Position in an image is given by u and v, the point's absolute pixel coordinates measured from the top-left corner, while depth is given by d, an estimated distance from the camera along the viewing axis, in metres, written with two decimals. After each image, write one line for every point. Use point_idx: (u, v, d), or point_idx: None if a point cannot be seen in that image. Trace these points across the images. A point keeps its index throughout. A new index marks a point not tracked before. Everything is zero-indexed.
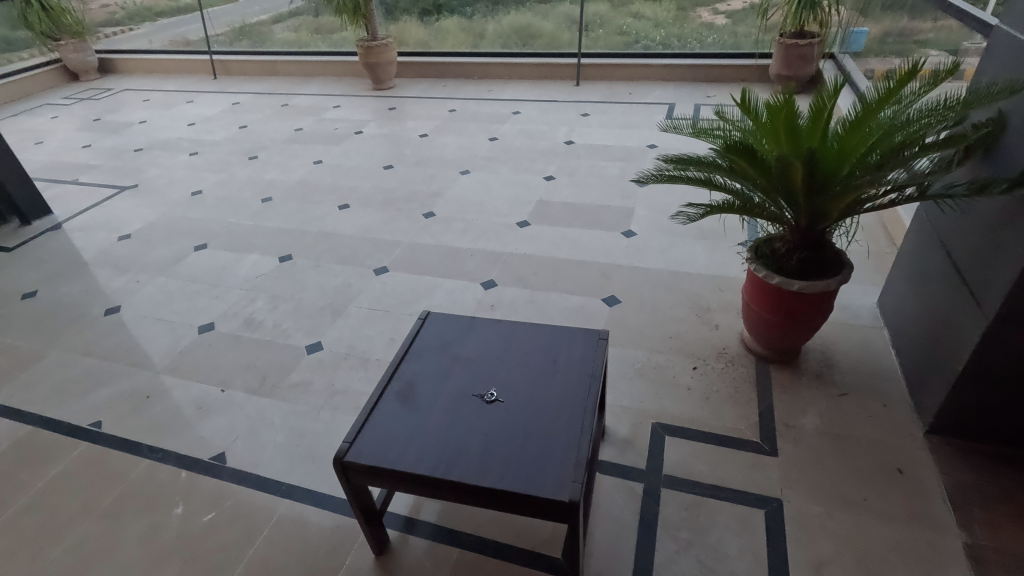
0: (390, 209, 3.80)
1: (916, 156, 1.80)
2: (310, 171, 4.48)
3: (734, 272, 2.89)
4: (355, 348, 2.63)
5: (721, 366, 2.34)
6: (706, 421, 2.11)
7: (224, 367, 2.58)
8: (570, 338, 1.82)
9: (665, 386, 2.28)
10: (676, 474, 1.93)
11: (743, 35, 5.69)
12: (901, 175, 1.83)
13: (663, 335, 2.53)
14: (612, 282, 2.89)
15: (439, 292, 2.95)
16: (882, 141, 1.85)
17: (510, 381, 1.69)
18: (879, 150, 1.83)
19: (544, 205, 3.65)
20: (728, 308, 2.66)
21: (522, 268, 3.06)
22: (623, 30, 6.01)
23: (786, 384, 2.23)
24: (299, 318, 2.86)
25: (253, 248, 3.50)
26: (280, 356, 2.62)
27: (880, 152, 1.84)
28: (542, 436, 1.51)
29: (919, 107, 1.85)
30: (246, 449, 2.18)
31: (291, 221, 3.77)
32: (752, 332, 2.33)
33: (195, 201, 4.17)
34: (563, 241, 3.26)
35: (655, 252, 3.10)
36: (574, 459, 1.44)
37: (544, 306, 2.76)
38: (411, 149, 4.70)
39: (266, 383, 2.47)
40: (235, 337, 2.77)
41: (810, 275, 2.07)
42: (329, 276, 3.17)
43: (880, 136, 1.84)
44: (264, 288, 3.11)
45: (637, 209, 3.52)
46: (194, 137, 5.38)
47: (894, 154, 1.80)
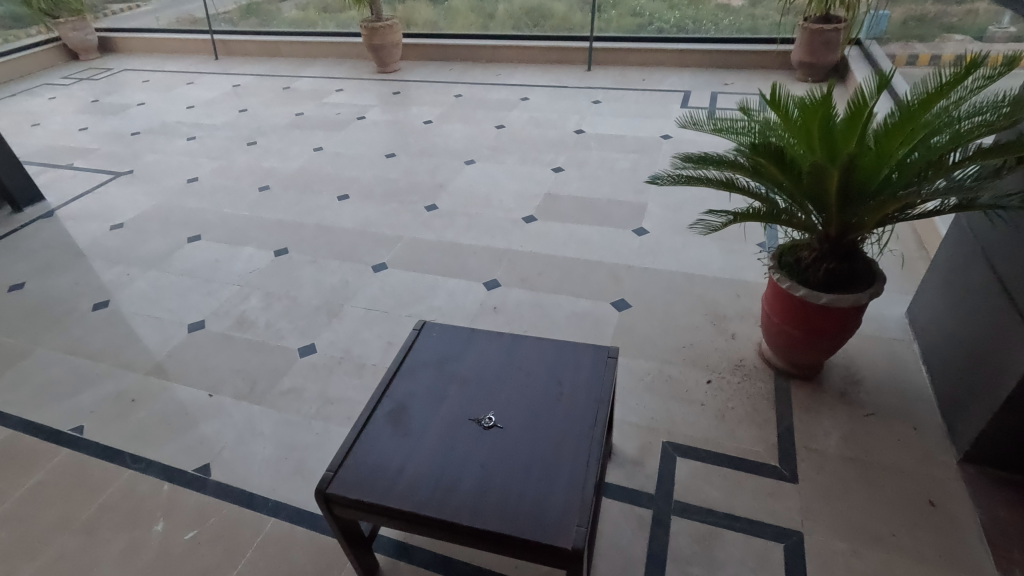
0: (391, 202, 3.65)
1: (964, 160, 1.63)
2: (311, 159, 4.33)
3: (753, 276, 2.72)
4: (351, 352, 2.50)
5: (738, 380, 2.19)
6: (721, 441, 1.97)
7: (213, 371, 2.47)
8: (577, 356, 1.68)
9: (677, 401, 2.13)
10: (687, 501, 1.80)
11: (761, 17, 5.43)
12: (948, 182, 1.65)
13: (675, 345, 2.38)
14: (622, 285, 2.74)
15: (440, 293, 2.81)
16: (926, 143, 1.67)
17: (512, 401, 1.56)
18: (921, 153, 1.67)
19: (552, 199, 3.49)
20: (745, 315, 2.50)
21: (527, 267, 2.91)
22: (637, 11, 5.75)
23: (807, 402, 2.08)
24: (293, 317, 2.73)
25: (249, 241, 3.37)
26: (272, 359, 2.50)
27: (925, 156, 1.66)
28: (544, 468, 1.39)
29: (971, 106, 1.65)
30: (232, 462, 2.06)
31: (289, 213, 3.63)
32: (771, 343, 2.18)
33: (192, 189, 4.03)
34: (571, 239, 3.10)
35: (668, 252, 2.94)
36: (579, 497, 1.31)
37: (551, 311, 2.62)
38: (416, 137, 4.53)
39: (256, 388, 2.36)
40: (225, 337, 2.65)
41: (838, 287, 1.91)
42: (325, 273, 3.03)
43: (922, 136, 1.67)
44: (258, 285, 2.98)
45: (650, 205, 3.35)
46: (194, 121, 5.23)
47: (941, 158, 1.62)
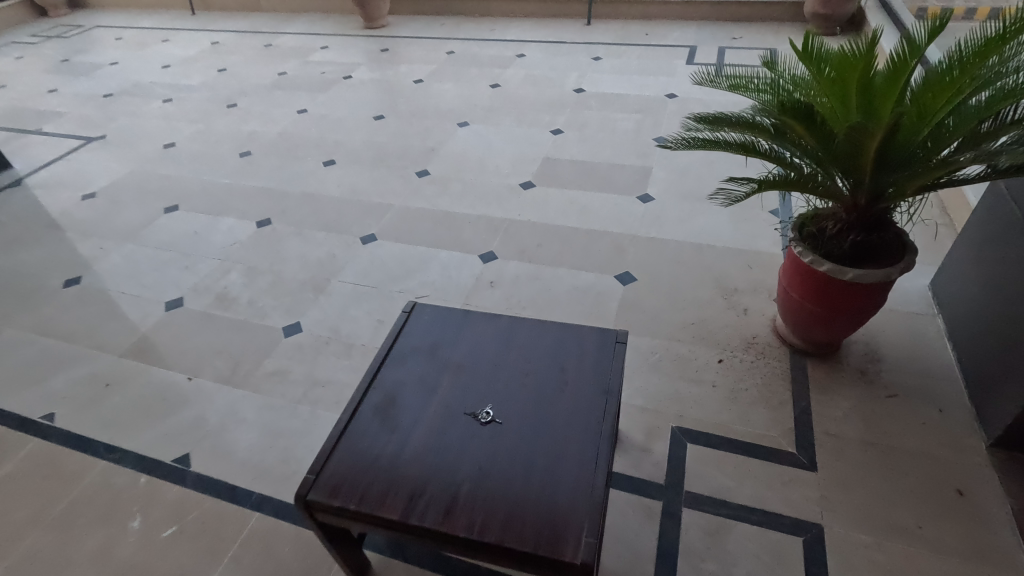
0: (380, 168, 3.44)
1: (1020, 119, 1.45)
2: (294, 122, 4.08)
3: (765, 246, 2.56)
4: (339, 331, 2.35)
5: (751, 359, 2.06)
6: (735, 426, 1.85)
7: (193, 352, 2.32)
8: (582, 341, 1.53)
9: (687, 383, 2.00)
10: (699, 492, 1.68)
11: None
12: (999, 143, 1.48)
13: (684, 321, 2.24)
14: (626, 257, 2.57)
15: (433, 266, 2.64)
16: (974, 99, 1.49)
17: (511, 392, 1.42)
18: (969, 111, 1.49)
19: (551, 164, 3.29)
20: (758, 288, 2.35)
21: (526, 238, 2.74)
22: None
23: (825, 382, 1.95)
24: (277, 294, 2.57)
25: (230, 211, 3.17)
26: (255, 339, 2.35)
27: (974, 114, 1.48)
28: (547, 470, 1.25)
29: None
30: (213, 452, 1.93)
31: (271, 180, 3.42)
32: (787, 319, 2.03)
33: (168, 155, 3.80)
34: (572, 207, 2.92)
35: (675, 221, 2.76)
36: (586, 503, 1.18)
37: (551, 285, 2.46)
38: (405, 98, 4.27)
39: (239, 371, 2.21)
40: (205, 315, 2.49)
41: (865, 261, 1.75)
42: (311, 246, 2.85)
43: (972, 91, 1.48)
44: (240, 258, 2.81)
45: (655, 169, 3.15)
46: (170, 82, 4.93)
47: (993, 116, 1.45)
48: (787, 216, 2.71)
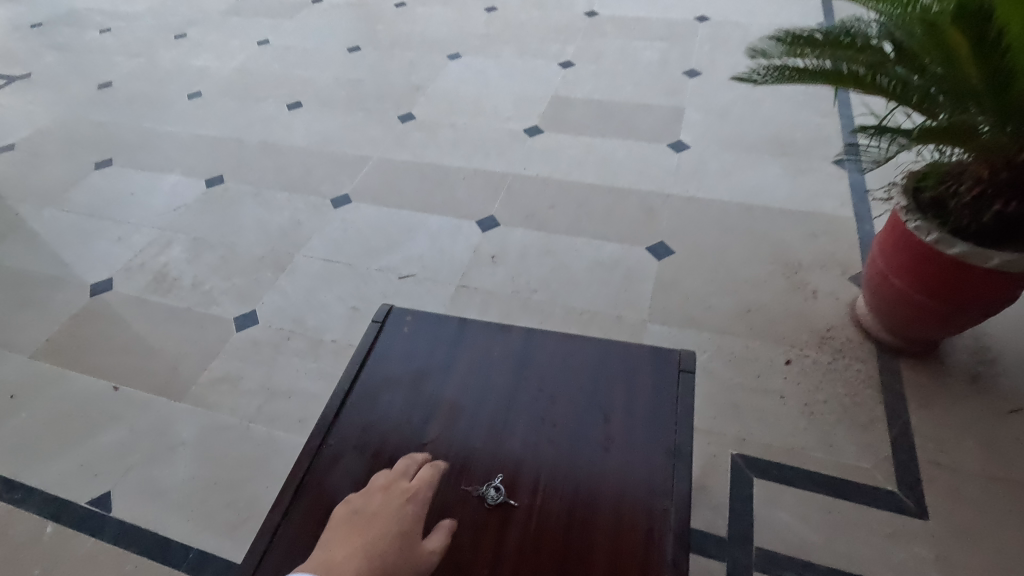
0: (356, 111, 2.86)
1: None
2: (254, 56, 3.44)
3: (832, 207, 2.06)
4: (303, 323, 1.88)
5: (827, 360, 1.61)
6: (814, 454, 1.42)
7: (121, 350, 1.85)
8: (628, 366, 1.07)
9: (747, 392, 1.56)
10: (774, 550, 1.28)
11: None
12: None
13: (738, 308, 1.77)
14: (659, 222, 2.08)
15: (420, 236, 2.14)
16: None
17: (530, 444, 0.97)
18: None
19: (561, 104, 2.72)
20: (828, 263, 1.88)
21: (534, 199, 2.23)
22: None
23: (927, 393, 1.51)
24: (228, 273, 2.08)
25: (174, 166, 2.63)
26: (199, 333, 1.88)
27: None
28: (596, 561, 0.83)
29: None
30: (141, 489, 1.51)
31: (225, 127, 2.85)
32: (878, 310, 1.58)
33: (103, 96, 3.18)
34: (589, 158, 2.39)
35: (717, 175, 2.25)
36: None
37: (567, 260, 1.98)
38: (385, 25, 3.60)
39: (177, 377, 1.76)
40: (138, 301, 2.01)
41: (1008, 241, 1.28)
42: (271, 210, 2.34)
43: None
44: (184, 227, 2.30)
45: (688, 109, 2.59)
46: (110, 8, 4.21)
47: None
48: (856, 168, 2.19)
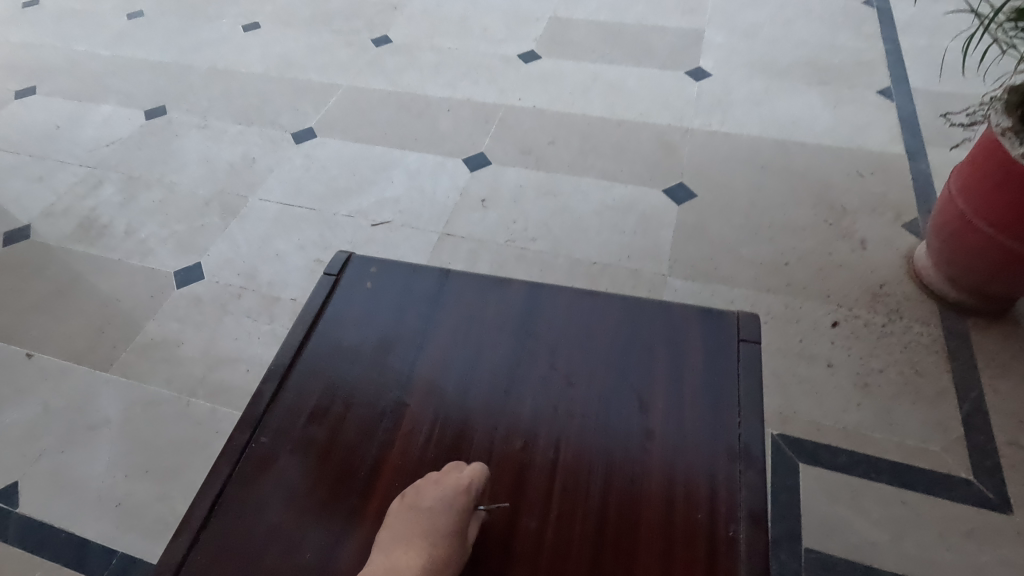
0: (322, 31, 2.47)
1: None
2: None
3: (879, 143, 1.76)
4: (256, 277, 1.58)
5: (882, 321, 1.36)
6: (871, 434, 1.18)
7: (35, 310, 1.54)
8: (670, 332, 0.80)
9: (789, 360, 1.31)
10: (829, 551, 1.04)
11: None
12: None
13: (773, 260, 1.50)
14: (677, 160, 1.77)
15: (397, 176, 1.82)
16: None
17: (540, 440, 0.70)
18: None
19: (561, 24, 2.35)
20: (879, 208, 1.59)
21: (531, 133, 1.90)
22: None
23: (1004, 360, 1.27)
24: (167, 218, 1.75)
25: (108, 94, 2.24)
26: (130, 288, 1.57)
27: None
28: None
29: None
30: (54, 480, 1.23)
31: (169, 51, 2.44)
32: (947, 260, 1.31)
33: (26, 15, 2.73)
34: (594, 86, 2.05)
35: (744, 106, 1.93)
36: None
37: (571, 204, 1.68)
38: None
39: (103, 342, 1.46)
40: (58, 252, 1.68)
41: None
42: (221, 144, 1.99)
43: None
44: (117, 165, 1.94)
45: (709, 31, 2.24)
46: None
47: None
48: (905, 98, 1.89)
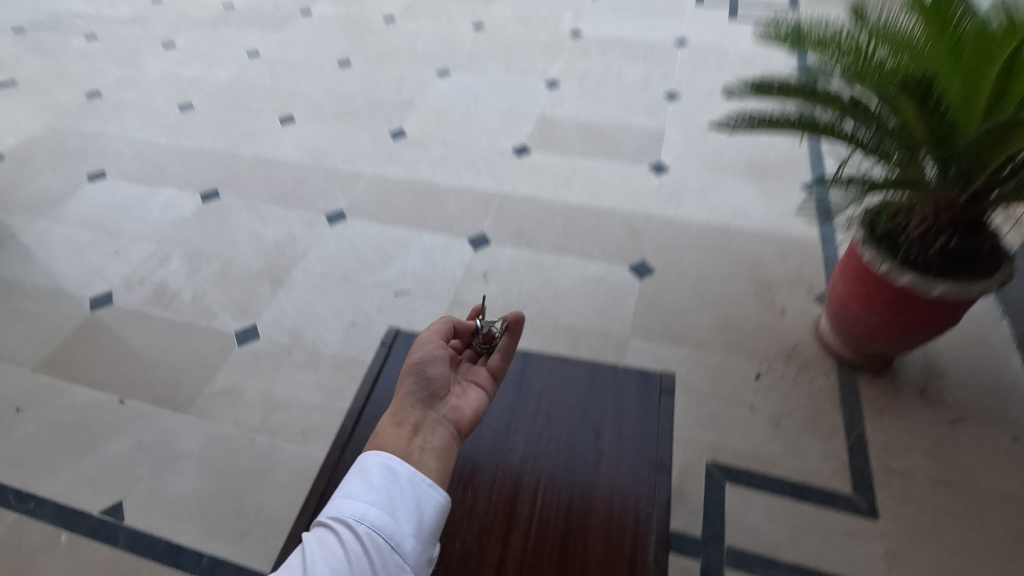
0: (348, 125, 2.94)
1: None
2: (244, 67, 3.48)
3: (799, 229, 2.22)
4: (302, 336, 1.97)
5: (793, 374, 1.76)
6: (779, 461, 1.56)
7: (123, 364, 1.91)
8: (617, 387, 1.20)
9: (721, 404, 1.70)
10: (743, 548, 1.41)
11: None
12: None
13: (713, 324, 1.92)
14: (641, 242, 2.21)
15: (414, 252, 2.24)
16: None
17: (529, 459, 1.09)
18: None
19: (547, 123, 2.84)
20: (797, 283, 2.02)
21: (523, 217, 2.34)
22: None
23: (882, 403, 1.67)
24: (226, 287, 2.14)
25: (168, 179, 2.67)
26: (200, 346, 1.95)
27: None
28: (593, 556, 0.96)
29: None
30: (150, 500, 1.57)
31: (218, 140, 2.89)
32: (838, 328, 1.73)
33: (92, 106, 3.19)
34: (574, 177, 2.52)
35: (694, 196, 2.39)
36: None
37: (555, 278, 2.10)
38: (375, 39, 3.68)
39: (181, 391, 1.82)
40: (138, 316, 2.06)
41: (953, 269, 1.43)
42: (268, 224, 2.40)
43: None
44: (181, 241, 2.35)
45: (668, 131, 2.74)
46: (94, 13, 4.18)
47: None
48: None
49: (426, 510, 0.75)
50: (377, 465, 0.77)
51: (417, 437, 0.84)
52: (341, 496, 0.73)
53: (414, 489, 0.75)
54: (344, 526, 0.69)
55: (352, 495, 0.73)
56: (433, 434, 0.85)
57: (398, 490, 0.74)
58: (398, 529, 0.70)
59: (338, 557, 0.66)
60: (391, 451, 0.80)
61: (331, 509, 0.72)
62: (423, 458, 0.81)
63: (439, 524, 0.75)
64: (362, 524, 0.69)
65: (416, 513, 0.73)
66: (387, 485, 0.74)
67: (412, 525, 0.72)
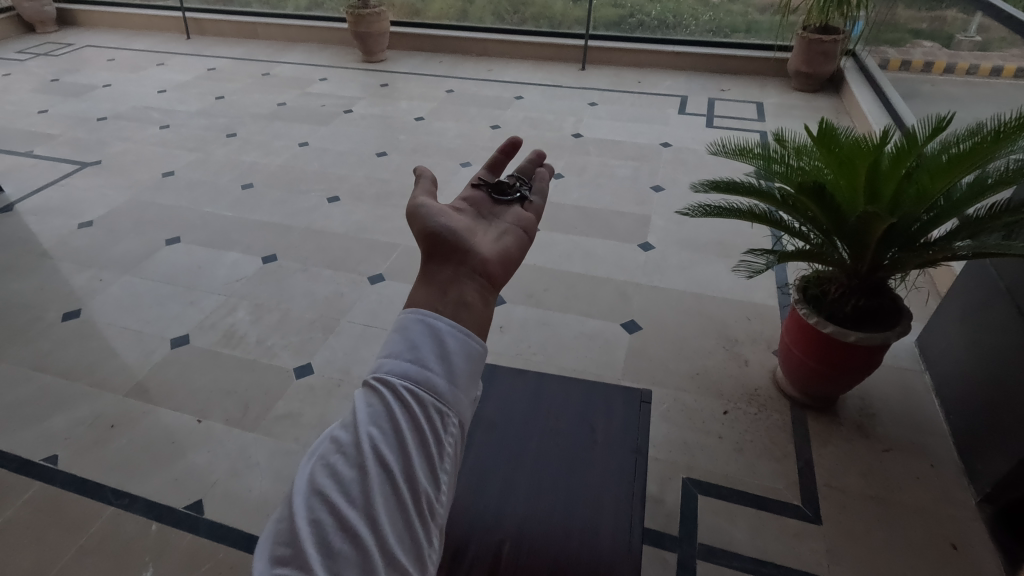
0: (385, 205, 3.49)
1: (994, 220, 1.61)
2: (296, 154, 4.11)
3: (761, 297, 2.68)
4: (350, 373, 2.37)
5: (754, 411, 2.15)
6: (741, 477, 1.93)
7: (200, 392, 2.30)
8: (608, 399, 1.60)
9: (694, 432, 2.08)
10: (711, 544, 1.75)
11: (739, 13, 5.41)
12: (971, 238, 1.63)
13: (689, 371, 2.33)
14: (630, 305, 2.66)
15: None
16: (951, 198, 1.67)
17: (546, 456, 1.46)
18: (946, 204, 1.67)
19: (553, 207, 3.39)
20: (758, 340, 2.46)
21: (532, 283, 2.81)
22: (617, 2, 5.59)
23: (826, 435, 2.05)
24: (285, 333, 2.57)
25: (233, 245, 3.17)
26: (264, 379, 2.35)
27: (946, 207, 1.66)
28: (593, 512, 1.32)
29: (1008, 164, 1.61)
30: (225, 499, 1.91)
31: (275, 215, 3.43)
32: (789, 373, 2.13)
33: (167, 183, 3.77)
34: (575, 251, 3.02)
35: (675, 270, 2.88)
36: (627, 551, 1.24)
37: (559, 332, 2.53)
38: (407, 135, 4.35)
39: (249, 414, 2.20)
40: (211, 354, 2.47)
41: (865, 324, 1.87)
42: (319, 283, 2.87)
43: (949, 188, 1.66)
44: (245, 295, 2.80)
45: (654, 217, 3.28)
46: (166, 107, 4.92)
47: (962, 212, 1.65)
48: (780, 269, 2.85)
49: (467, 356, 0.62)
50: (414, 321, 0.63)
51: (451, 292, 0.69)
52: (379, 356, 0.61)
53: (453, 342, 0.62)
54: (383, 384, 0.58)
55: (390, 352, 0.60)
56: (469, 287, 0.71)
57: (438, 343, 0.61)
58: (440, 379, 0.59)
59: (382, 415, 0.56)
60: (422, 306, 0.66)
61: (371, 370, 0.61)
62: (462, 310, 0.67)
63: (479, 367, 0.63)
64: (401, 381, 0.58)
65: (456, 360, 0.61)
66: (427, 339, 0.61)
67: (455, 374, 0.60)
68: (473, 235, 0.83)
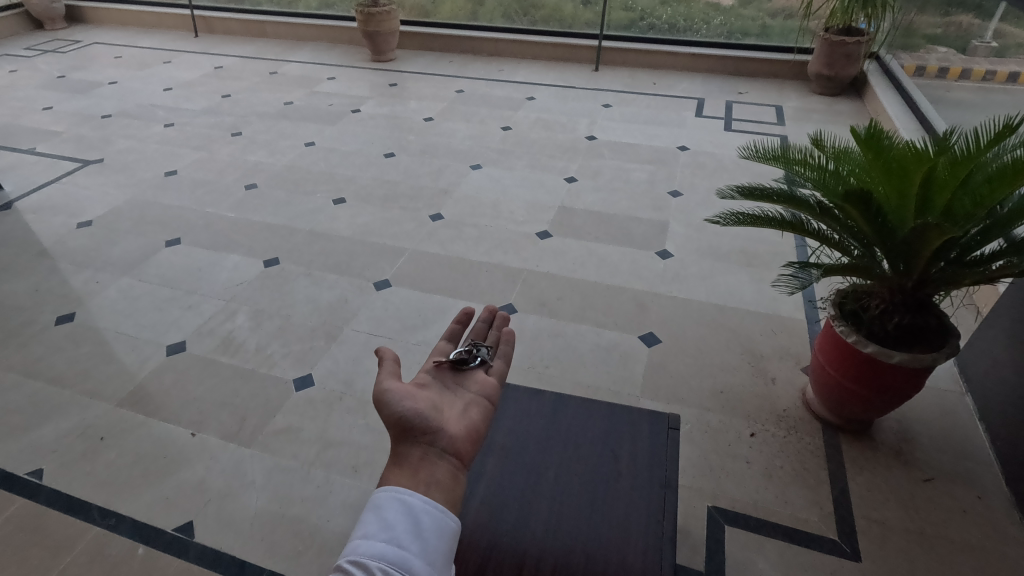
0: (392, 207, 3.38)
1: None
2: (302, 154, 4.01)
3: (787, 310, 2.54)
4: (352, 385, 2.24)
5: (783, 434, 2.01)
6: (771, 507, 1.78)
7: (195, 402, 2.18)
8: (632, 424, 1.47)
9: (720, 456, 1.94)
10: None
11: (750, 18, 5.26)
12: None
13: (713, 389, 2.19)
14: (649, 317, 2.52)
15: (450, 316, 2.55)
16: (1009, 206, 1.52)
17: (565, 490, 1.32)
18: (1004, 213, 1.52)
19: (566, 212, 3.26)
20: (785, 356, 2.31)
21: (545, 291, 2.68)
22: (628, 5, 5.47)
23: (862, 461, 1.91)
24: (286, 341, 2.45)
25: (235, 247, 3.06)
26: (263, 390, 2.23)
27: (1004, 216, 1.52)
28: (619, 555, 1.19)
29: None
30: (217, 521, 1.79)
31: (279, 216, 3.32)
32: (820, 394, 1.99)
33: (169, 183, 3.68)
34: (590, 259, 2.89)
35: (696, 279, 2.74)
36: None
37: (574, 344, 2.40)
38: (416, 135, 4.24)
39: (245, 427, 2.08)
40: (208, 362, 2.35)
41: (908, 344, 1.72)
42: (322, 288, 2.75)
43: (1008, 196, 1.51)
44: (246, 300, 2.68)
45: (672, 223, 3.14)
46: (172, 105, 4.83)
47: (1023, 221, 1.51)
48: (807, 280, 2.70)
49: (440, 534, 0.71)
50: (390, 501, 0.73)
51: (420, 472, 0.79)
52: (356, 538, 0.69)
53: (427, 520, 0.72)
54: (359, 568, 0.67)
55: (367, 535, 0.69)
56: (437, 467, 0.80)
57: (412, 522, 0.71)
58: (414, 559, 0.68)
59: None
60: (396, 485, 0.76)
61: (348, 552, 0.69)
62: (431, 489, 0.76)
63: (452, 546, 0.72)
64: (378, 564, 0.66)
65: (430, 539, 0.70)
66: (402, 519, 0.71)
67: (429, 554, 0.69)
68: (442, 410, 0.92)
